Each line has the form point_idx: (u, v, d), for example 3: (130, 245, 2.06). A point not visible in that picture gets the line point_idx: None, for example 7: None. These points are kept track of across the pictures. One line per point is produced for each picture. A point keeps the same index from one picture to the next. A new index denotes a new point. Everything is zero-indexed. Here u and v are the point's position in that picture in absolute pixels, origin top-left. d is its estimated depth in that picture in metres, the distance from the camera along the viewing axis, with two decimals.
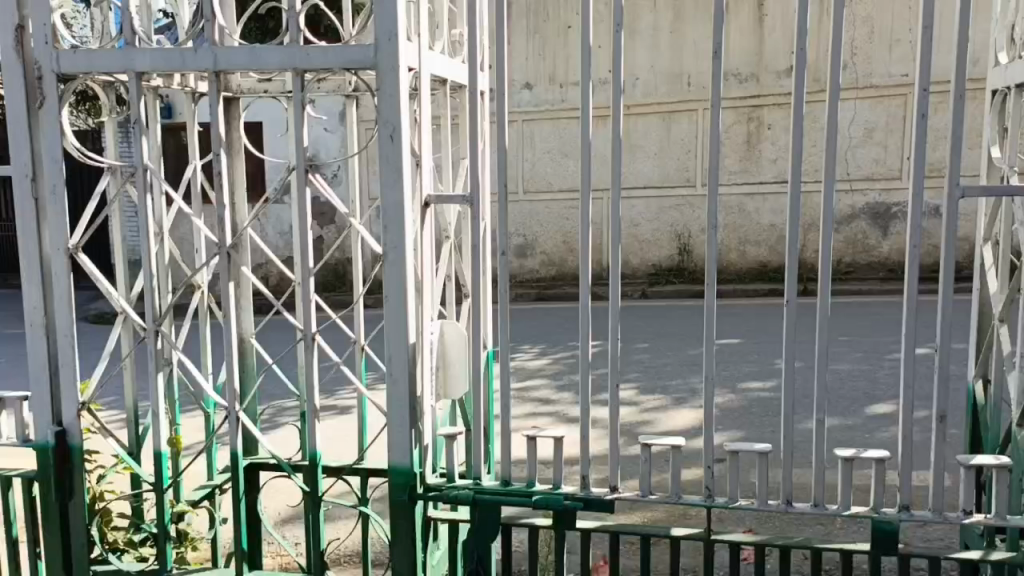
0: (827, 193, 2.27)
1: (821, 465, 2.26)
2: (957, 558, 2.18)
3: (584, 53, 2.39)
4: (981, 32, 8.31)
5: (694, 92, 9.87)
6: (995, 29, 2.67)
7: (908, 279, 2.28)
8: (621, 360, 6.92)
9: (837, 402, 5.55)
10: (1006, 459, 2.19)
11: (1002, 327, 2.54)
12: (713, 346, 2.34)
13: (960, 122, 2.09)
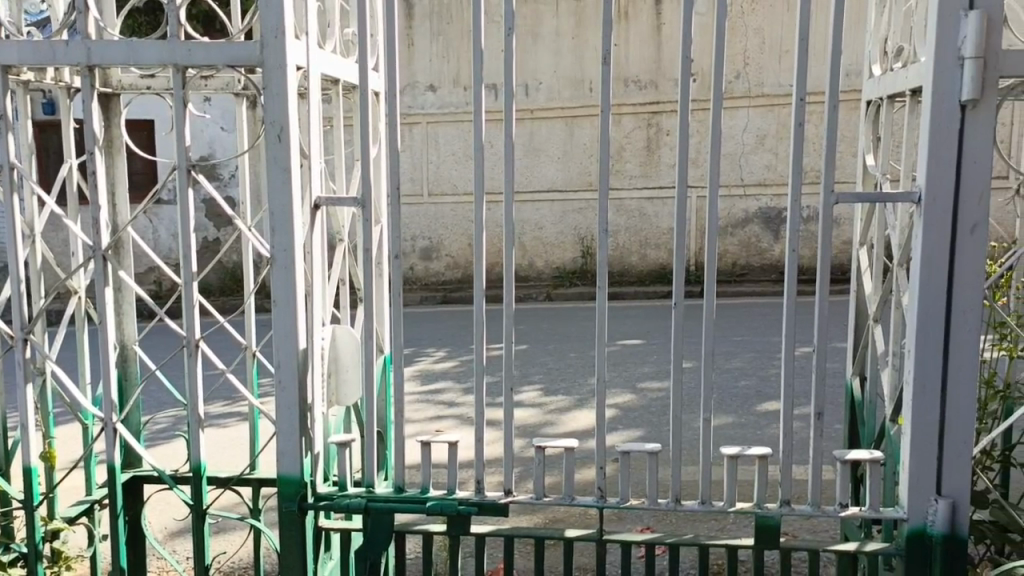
0: (713, 197, 2.33)
1: (708, 462, 2.32)
2: (834, 550, 2.28)
3: (476, 56, 2.38)
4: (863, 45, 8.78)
5: (595, 98, 10.05)
6: (869, 41, 2.81)
7: (789, 281, 2.36)
8: (526, 363, 6.96)
9: (730, 400, 5.73)
10: (878, 454, 2.30)
11: (876, 326, 2.68)
12: (605, 348, 2.37)
13: (834, 130, 2.19)
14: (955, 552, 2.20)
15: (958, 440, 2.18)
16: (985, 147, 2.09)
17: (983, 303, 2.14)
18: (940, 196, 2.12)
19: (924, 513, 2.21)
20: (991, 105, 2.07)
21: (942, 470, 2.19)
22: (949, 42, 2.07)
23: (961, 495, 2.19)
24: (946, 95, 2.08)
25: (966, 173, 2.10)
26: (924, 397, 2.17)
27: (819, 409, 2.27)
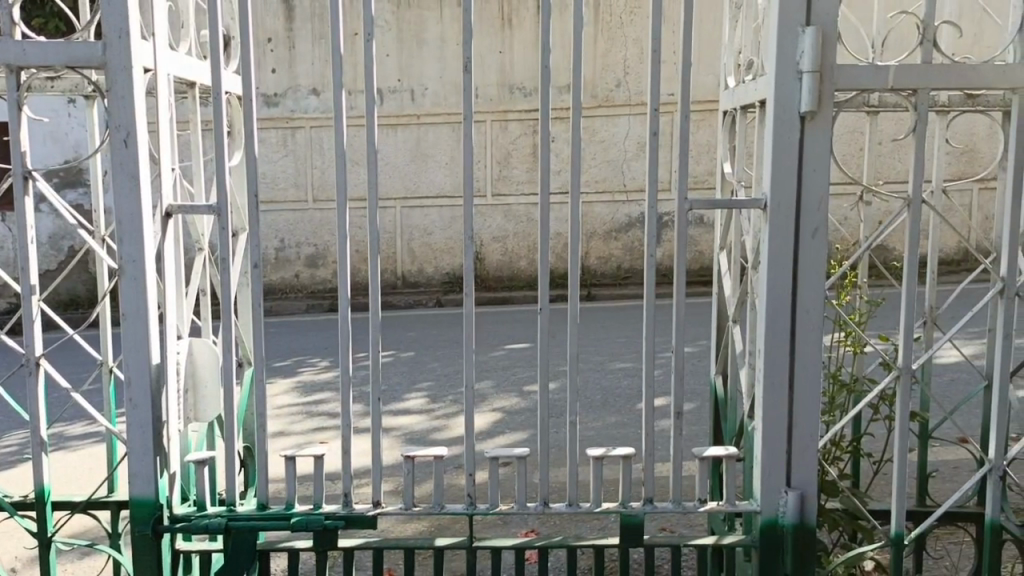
0: (575, 203, 2.37)
1: (574, 464, 2.35)
2: (695, 544, 2.35)
3: (336, 62, 2.35)
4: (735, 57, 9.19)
5: (481, 103, 10.09)
6: (725, 53, 2.93)
7: (648, 285, 2.42)
8: (413, 370, 6.91)
9: (612, 400, 5.87)
10: (733, 450, 2.39)
11: (735, 327, 2.80)
12: (474, 358, 2.35)
13: (686, 139, 2.27)
14: (806, 541, 2.32)
15: (805, 434, 2.30)
16: (823, 156, 2.21)
17: (823, 304, 2.27)
18: (784, 203, 2.23)
19: (775, 505, 2.32)
20: (828, 116, 2.20)
21: (792, 463, 2.31)
22: (789, 56, 2.19)
23: (808, 486, 2.31)
24: (787, 106, 2.19)
25: (807, 181, 2.23)
26: (773, 394, 2.29)
27: (678, 408, 2.35)
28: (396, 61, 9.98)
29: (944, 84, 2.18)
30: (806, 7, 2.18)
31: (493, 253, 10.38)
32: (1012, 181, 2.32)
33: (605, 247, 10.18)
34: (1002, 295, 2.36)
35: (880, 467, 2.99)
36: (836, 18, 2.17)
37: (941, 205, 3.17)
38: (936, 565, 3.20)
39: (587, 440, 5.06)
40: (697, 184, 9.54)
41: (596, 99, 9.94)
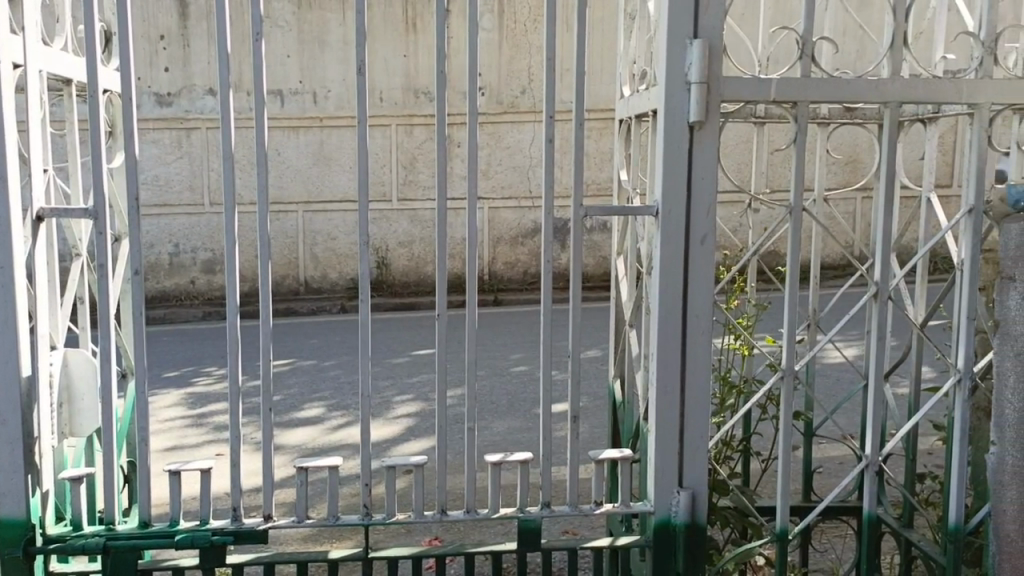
0: (472, 210, 2.35)
1: (472, 470, 2.32)
2: (592, 547, 2.37)
3: (222, 63, 2.27)
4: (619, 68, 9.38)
5: (386, 107, 10.00)
6: (620, 63, 2.99)
7: (545, 290, 2.43)
8: (315, 378, 6.77)
9: (516, 405, 5.90)
10: (627, 452, 2.43)
11: (631, 331, 2.85)
12: (370, 366, 2.26)
13: (581, 147, 2.30)
14: (697, 540, 2.38)
15: (696, 435, 2.36)
16: (711, 165, 2.29)
17: (713, 308, 2.34)
18: (674, 210, 2.29)
19: (668, 505, 2.37)
20: (715, 126, 2.27)
21: (684, 464, 2.37)
22: (677, 67, 2.25)
23: (699, 487, 2.37)
24: (676, 116, 2.26)
25: (695, 190, 2.29)
26: (665, 397, 2.34)
27: (575, 412, 2.37)
28: (297, 62, 9.79)
29: (822, 98, 2.27)
30: (693, 20, 2.24)
31: (399, 258, 10.30)
32: (882, 193, 2.45)
33: (511, 253, 10.26)
34: (875, 299, 2.49)
35: (768, 465, 3.11)
36: (721, 32, 2.25)
37: (823, 213, 3.32)
38: (820, 557, 3.36)
39: (493, 445, 5.08)
40: (598, 191, 9.76)
41: (502, 105, 10.02)
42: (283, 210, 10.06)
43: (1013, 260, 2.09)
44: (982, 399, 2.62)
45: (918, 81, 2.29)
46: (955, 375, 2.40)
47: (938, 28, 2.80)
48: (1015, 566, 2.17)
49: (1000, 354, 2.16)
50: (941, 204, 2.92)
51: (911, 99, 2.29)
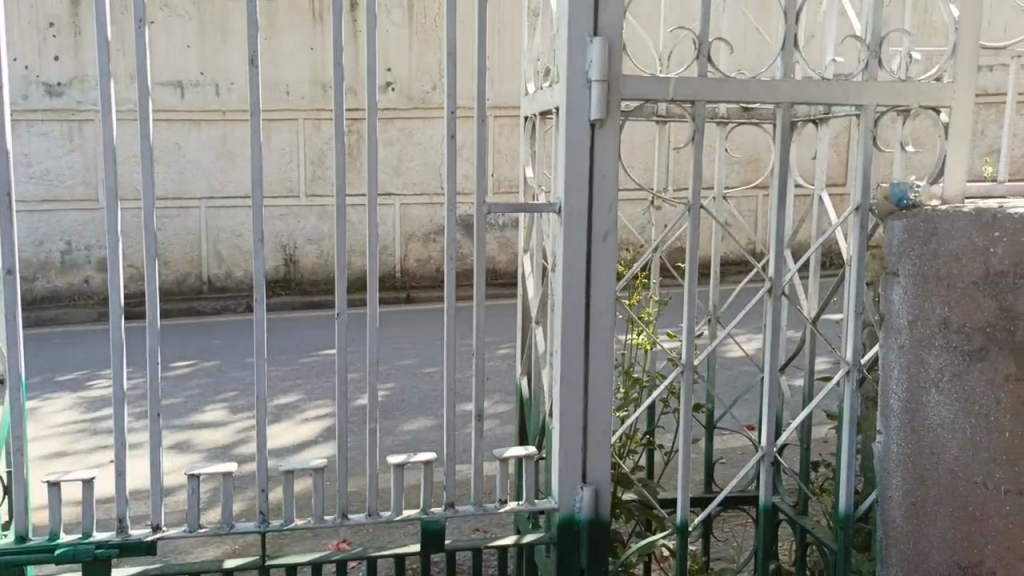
0: (373, 208, 2.28)
1: (373, 472, 2.26)
2: (495, 546, 2.35)
3: (103, 52, 2.15)
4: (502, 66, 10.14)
5: (292, 101, 10.20)
6: (525, 60, 2.99)
7: (447, 289, 2.39)
8: (218, 379, 6.56)
9: (425, 403, 5.86)
10: (532, 449, 2.42)
11: (538, 328, 2.86)
12: (265, 370, 2.15)
13: (483, 144, 2.27)
14: (600, 535, 2.40)
15: (599, 430, 2.38)
16: (611, 163, 2.30)
17: (614, 305, 2.36)
18: (575, 207, 2.30)
19: (571, 502, 2.38)
20: (615, 124, 2.29)
21: (587, 460, 2.38)
22: (578, 65, 2.26)
23: (602, 482, 2.39)
24: (577, 113, 2.26)
25: (597, 187, 2.30)
26: (569, 393, 2.35)
27: (479, 410, 2.33)
28: (197, 52, 9.68)
29: (719, 98, 2.31)
30: (593, 19, 2.25)
31: (307, 255, 10.52)
32: (775, 191, 2.51)
33: (424, 249, 10.72)
34: (769, 295, 2.56)
35: (671, 457, 3.18)
36: (620, 31, 2.26)
37: (721, 210, 3.42)
38: (724, 544, 3.45)
39: (401, 446, 4.99)
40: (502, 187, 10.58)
41: (414, 101, 10.42)
42: (184, 205, 9.94)
43: (896, 256, 2.18)
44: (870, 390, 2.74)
45: (809, 83, 2.35)
46: (844, 366, 2.49)
47: (828, 32, 2.90)
48: (901, 550, 2.25)
49: (885, 347, 2.25)
50: (831, 202, 3.03)
51: (802, 101, 2.36)
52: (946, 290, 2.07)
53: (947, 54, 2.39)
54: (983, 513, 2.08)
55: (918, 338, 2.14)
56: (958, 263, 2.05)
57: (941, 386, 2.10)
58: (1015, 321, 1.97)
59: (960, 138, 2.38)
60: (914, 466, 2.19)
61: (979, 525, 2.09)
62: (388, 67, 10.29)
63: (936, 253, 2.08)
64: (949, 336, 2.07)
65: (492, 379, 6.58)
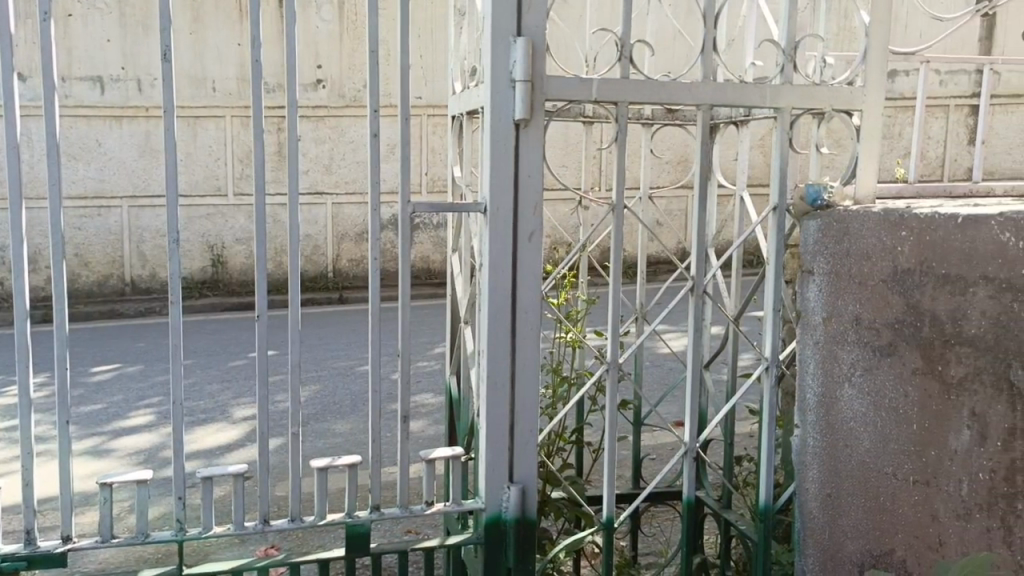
0: (293, 208, 2.22)
1: (295, 476, 2.21)
2: (422, 547, 2.33)
3: (5, 44, 2.05)
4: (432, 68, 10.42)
5: (219, 98, 10.05)
6: (451, 60, 2.96)
7: (371, 290, 2.35)
8: (141, 383, 6.38)
9: (356, 403, 5.81)
10: (458, 450, 2.41)
11: (466, 328, 2.85)
12: (182, 373, 2.08)
13: (407, 145, 2.25)
14: (527, 534, 2.41)
15: (526, 429, 2.39)
16: (536, 163, 2.31)
17: (540, 305, 2.36)
18: (501, 207, 2.30)
19: (499, 501, 2.39)
20: (539, 125, 2.30)
21: (514, 459, 2.39)
22: (502, 65, 2.26)
23: (529, 480, 2.40)
24: (501, 114, 2.26)
25: (522, 186, 2.31)
26: (496, 393, 2.35)
27: (405, 412, 2.31)
28: (118, 47, 9.41)
29: (641, 99, 2.34)
30: (517, 19, 2.26)
31: (236, 256, 10.38)
32: (696, 191, 2.55)
33: (357, 249, 10.64)
34: (691, 294, 2.60)
35: (599, 455, 3.21)
36: (543, 32, 2.27)
37: (646, 210, 3.46)
38: (651, 539, 3.51)
39: (330, 448, 4.92)
40: (434, 185, 10.61)
41: (345, 99, 10.37)
42: (105, 204, 9.65)
43: (812, 253, 2.28)
44: (788, 385, 2.81)
45: (728, 85, 2.40)
46: (764, 363, 2.56)
47: (746, 36, 2.96)
48: (818, 540, 2.32)
49: (802, 342, 2.34)
50: (753, 202, 3.10)
51: (722, 103, 2.40)
52: (857, 287, 2.13)
53: (859, 59, 2.47)
54: (893, 505, 2.11)
55: (832, 335, 2.21)
56: (869, 261, 2.10)
57: (853, 380, 2.16)
58: (921, 317, 2.00)
59: (871, 140, 2.47)
60: (830, 459, 2.26)
61: (888, 516, 2.12)
62: (318, 63, 10.22)
63: (848, 252, 2.15)
64: (861, 331, 2.13)
65: (424, 379, 6.56)
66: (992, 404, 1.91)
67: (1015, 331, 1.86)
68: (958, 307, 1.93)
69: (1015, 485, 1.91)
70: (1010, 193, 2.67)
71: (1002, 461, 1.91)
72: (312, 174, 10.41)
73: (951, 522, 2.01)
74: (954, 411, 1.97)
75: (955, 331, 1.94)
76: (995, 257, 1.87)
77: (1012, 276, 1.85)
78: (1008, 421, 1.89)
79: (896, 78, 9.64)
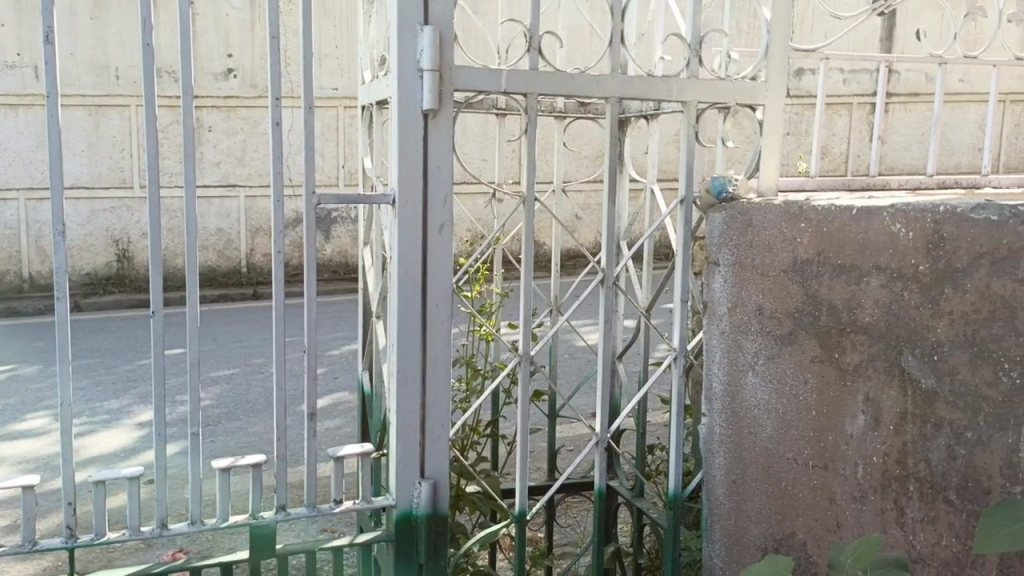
0: (191, 198, 2.11)
1: (195, 478, 2.12)
2: (331, 547, 2.28)
3: None
4: (346, 59, 10.37)
5: (122, 87, 9.66)
6: (360, 50, 2.89)
7: (276, 283, 2.27)
8: (39, 384, 6.09)
9: (271, 401, 5.69)
10: (368, 447, 2.36)
11: (379, 323, 2.80)
12: (70, 373, 1.96)
13: (312, 133, 2.18)
14: (438, 529, 2.39)
15: (437, 424, 2.36)
16: (446, 154, 2.28)
17: (451, 297, 2.33)
18: (410, 198, 2.26)
19: (409, 496, 2.35)
20: (448, 115, 2.26)
21: (425, 455, 2.35)
22: (409, 54, 2.22)
23: (441, 475, 2.37)
24: (410, 104, 2.22)
25: (431, 178, 2.27)
26: (406, 388, 2.31)
27: (313, 409, 2.25)
28: (13, 32, 8.98)
29: (550, 91, 2.34)
30: (424, 7, 2.22)
31: (143, 250, 10.01)
32: (606, 184, 2.56)
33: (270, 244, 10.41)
34: (602, 285, 2.61)
35: (514, 447, 3.21)
36: (452, 20, 2.24)
37: (559, 202, 3.47)
38: (566, 530, 3.54)
39: (242, 447, 4.79)
40: (351, 179, 10.47)
41: (257, 89, 10.11)
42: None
43: (717, 245, 2.34)
44: (695, 374, 2.87)
45: (636, 79, 2.41)
46: (671, 354, 2.59)
47: (656, 30, 2.99)
48: (723, 525, 2.39)
49: (708, 332, 2.40)
50: (662, 195, 3.14)
51: (630, 96, 2.41)
52: (758, 278, 2.21)
53: (761, 55, 2.53)
54: (792, 489, 2.17)
55: (737, 324, 2.28)
56: (770, 252, 2.17)
57: (756, 367, 2.24)
58: (818, 305, 2.06)
59: (773, 134, 2.53)
60: (734, 446, 2.33)
61: (789, 499, 2.18)
62: (229, 53, 9.93)
63: (750, 243, 2.23)
64: (762, 321, 2.21)
65: (342, 375, 6.46)
66: (885, 390, 1.91)
67: (905, 319, 1.85)
68: (852, 296, 1.97)
69: (907, 467, 1.88)
70: (903, 186, 2.78)
71: (893, 445, 1.91)
72: (223, 167, 10.13)
73: (847, 504, 2.03)
74: (850, 398, 2.00)
75: (850, 320, 1.98)
76: (886, 247, 1.89)
77: (903, 265, 1.85)
78: (899, 406, 1.88)
79: (802, 76, 9.97)
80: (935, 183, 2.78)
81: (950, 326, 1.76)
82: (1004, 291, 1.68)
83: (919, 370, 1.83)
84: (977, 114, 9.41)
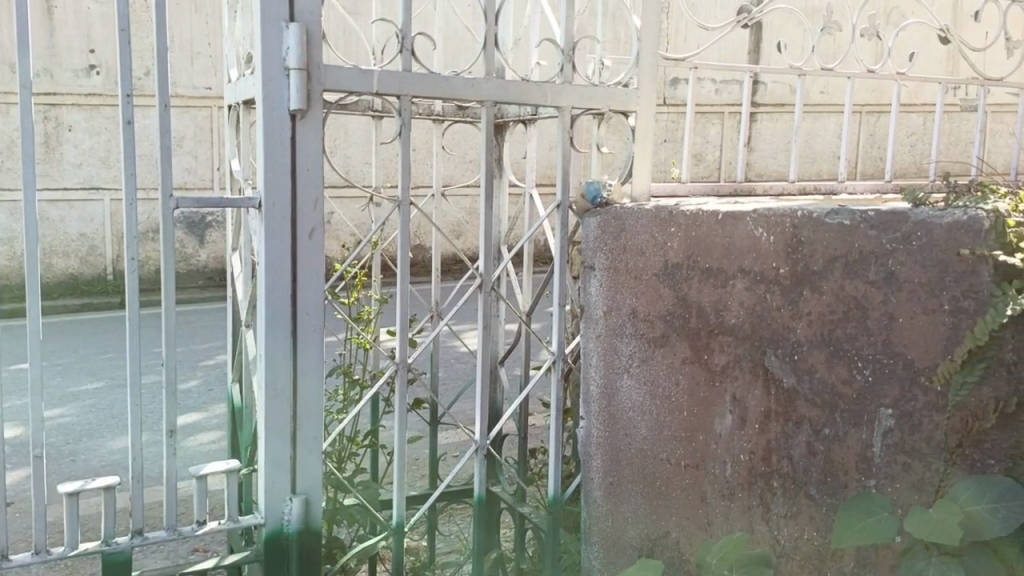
0: (30, 201, 1.94)
1: (38, 504, 1.95)
2: (194, 571, 2.15)
3: None
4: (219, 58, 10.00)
5: None
6: (226, 47, 2.76)
7: (130, 292, 2.12)
8: None
9: (137, 417, 5.40)
10: (234, 463, 2.23)
11: (248, 332, 2.67)
12: None
13: (167, 132, 2.04)
14: (311, 547, 2.29)
15: (309, 437, 2.26)
16: (315, 155, 2.19)
17: (322, 305, 2.25)
18: (278, 202, 2.16)
19: (280, 513, 2.26)
20: (317, 116, 2.18)
21: (296, 468, 2.26)
22: (275, 51, 2.13)
23: (314, 490, 2.29)
24: (276, 103, 2.13)
25: (300, 181, 2.19)
26: (275, 399, 2.21)
27: (172, 425, 2.11)
28: None
29: (424, 93, 2.29)
30: (288, 4, 2.13)
31: None
32: (482, 189, 2.53)
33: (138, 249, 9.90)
34: (480, 290, 2.57)
35: (393, 457, 3.12)
36: (319, 17, 2.16)
37: (437, 207, 3.42)
38: (448, 538, 3.49)
39: (104, 467, 4.51)
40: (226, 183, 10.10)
41: None
42: None
43: (591, 250, 2.35)
44: (574, 377, 2.88)
45: (510, 84, 2.40)
46: (551, 357, 2.58)
47: (530, 36, 2.99)
48: (600, 527, 2.39)
49: (585, 336, 2.40)
50: (540, 200, 3.15)
51: (504, 100, 2.39)
52: (631, 282, 2.23)
53: (631, 63, 2.56)
54: (666, 488, 2.20)
55: (612, 327, 2.30)
56: (643, 256, 2.20)
57: (630, 369, 2.26)
58: (687, 308, 2.10)
59: (644, 140, 2.57)
60: (611, 448, 2.34)
61: (663, 499, 2.21)
62: (91, 48, 9.37)
63: (624, 247, 2.25)
64: (636, 324, 2.23)
65: (217, 386, 6.19)
66: (750, 389, 1.97)
67: (768, 320, 1.91)
68: (719, 299, 2.02)
69: (771, 464, 1.95)
70: (768, 191, 2.88)
71: (759, 443, 1.96)
72: (86, 168, 9.58)
73: (717, 502, 2.08)
74: (718, 398, 2.05)
75: (717, 322, 2.03)
76: (750, 250, 1.95)
77: (766, 268, 1.91)
78: (763, 405, 1.94)
79: (676, 86, 10.33)
80: (796, 190, 2.90)
81: (809, 326, 1.84)
82: (857, 292, 1.77)
83: (782, 369, 1.90)
84: (836, 124, 9.98)
